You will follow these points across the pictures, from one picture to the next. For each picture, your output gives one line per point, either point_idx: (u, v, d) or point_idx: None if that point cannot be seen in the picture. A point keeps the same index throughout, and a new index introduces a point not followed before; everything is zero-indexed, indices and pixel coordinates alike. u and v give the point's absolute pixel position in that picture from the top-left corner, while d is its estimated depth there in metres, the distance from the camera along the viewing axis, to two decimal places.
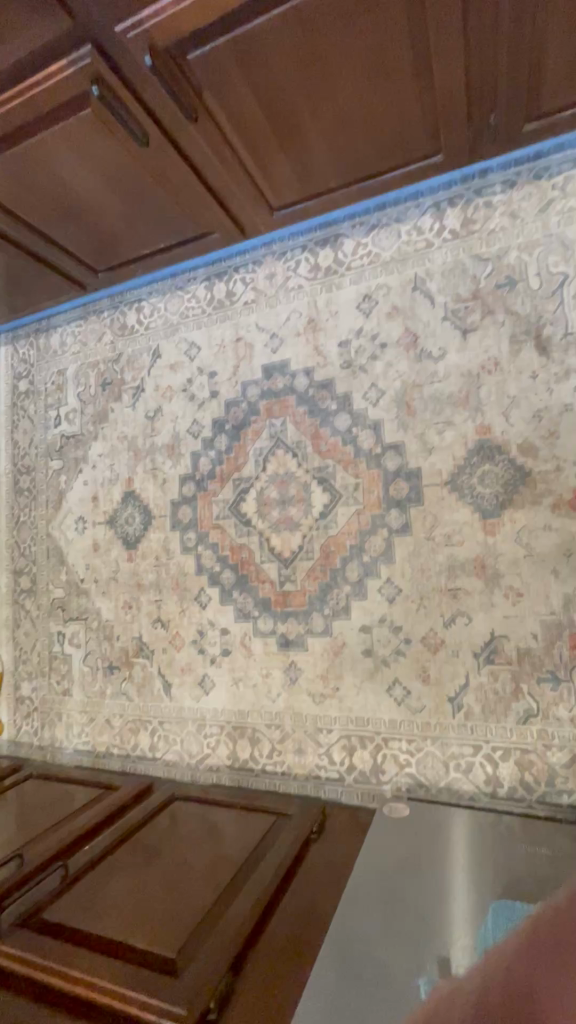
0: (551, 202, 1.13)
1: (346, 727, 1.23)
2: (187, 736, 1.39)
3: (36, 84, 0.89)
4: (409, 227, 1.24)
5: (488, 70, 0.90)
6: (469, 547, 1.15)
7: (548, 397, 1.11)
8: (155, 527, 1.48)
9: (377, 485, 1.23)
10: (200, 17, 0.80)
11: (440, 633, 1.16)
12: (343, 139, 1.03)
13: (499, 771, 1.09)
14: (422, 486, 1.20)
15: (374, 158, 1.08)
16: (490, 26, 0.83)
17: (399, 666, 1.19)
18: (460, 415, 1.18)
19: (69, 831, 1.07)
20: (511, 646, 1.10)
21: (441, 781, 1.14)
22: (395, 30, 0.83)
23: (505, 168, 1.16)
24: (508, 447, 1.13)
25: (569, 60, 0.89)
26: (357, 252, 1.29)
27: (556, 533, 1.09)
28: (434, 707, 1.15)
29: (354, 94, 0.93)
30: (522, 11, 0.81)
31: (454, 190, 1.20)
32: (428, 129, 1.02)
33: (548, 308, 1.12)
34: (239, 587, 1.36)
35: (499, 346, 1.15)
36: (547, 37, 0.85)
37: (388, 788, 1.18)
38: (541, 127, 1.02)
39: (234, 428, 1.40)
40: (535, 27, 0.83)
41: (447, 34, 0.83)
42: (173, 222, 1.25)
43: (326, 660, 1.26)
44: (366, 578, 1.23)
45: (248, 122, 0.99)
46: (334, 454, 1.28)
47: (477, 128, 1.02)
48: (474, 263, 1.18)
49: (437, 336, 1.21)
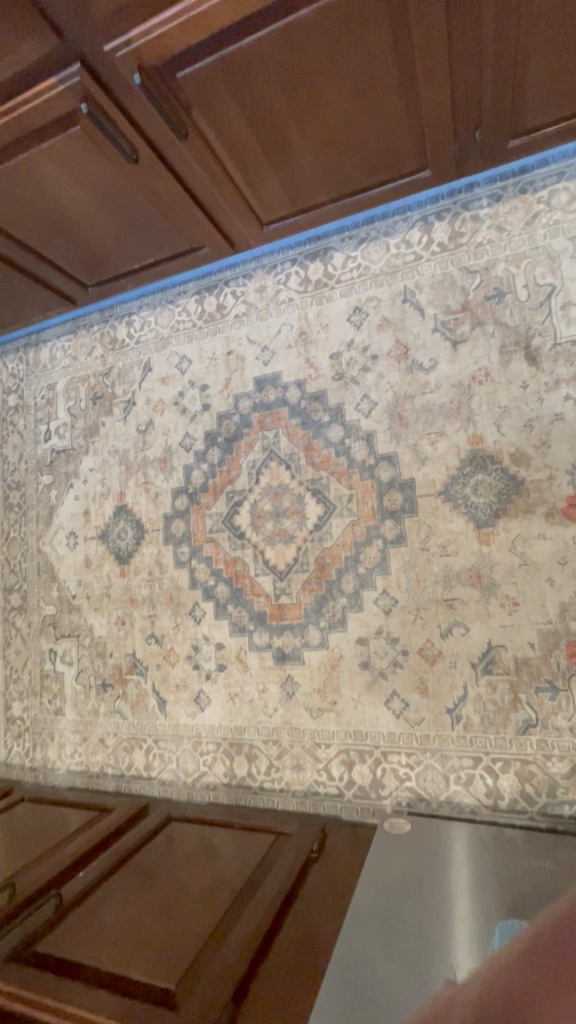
0: (537, 215, 1.14)
1: (345, 741, 1.21)
2: (183, 754, 1.37)
3: (24, 102, 0.89)
4: (398, 240, 1.26)
5: (473, 89, 0.92)
6: (465, 557, 1.15)
7: (539, 407, 1.11)
8: (147, 541, 1.46)
9: (371, 496, 1.23)
10: (189, 36, 0.81)
11: (437, 644, 1.15)
12: (332, 155, 1.04)
13: (500, 783, 1.08)
14: (416, 497, 1.20)
15: (362, 174, 1.09)
16: (473, 47, 0.84)
17: (397, 678, 1.18)
18: (452, 426, 1.18)
19: (63, 857, 1.04)
20: (508, 656, 1.10)
21: (441, 795, 1.12)
22: (382, 51, 0.84)
23: (491, 182, 1.18)
24: (501, 457, 1.14)
25: (551, 80, 0.91)
26: (347, 265, 1.30)
27: (550, 541, 1.09)
28: (432, 720, 1.14)
29: (342, 112, 0.95)
30: (506, 32, 0.82)
31: (441, 204, 1.22)
32: (415, 146, 1.03)
33: (537, 319, 1.13)
34: (234, 601, 1.35)
35: (489, 357, 1.16)
36: (530, 56, 0.87)
37: (388, 803, 1.16)
38: (525, 143, 1.04)
39: (227, 440, 1.39)
40: (519, 48, 0.85)
41: (433, 53, 0.84)
42: (163, 238, 1.25)
43: (323, 674, 1.25)
44: (362, 590, 1.23)
45: (238, 140, 0.99)
46: (327, 466, 1.28)
47: (463, 144, 1.03)
48: (463, 276, 1.20)
49: (428, 348, 1.21)
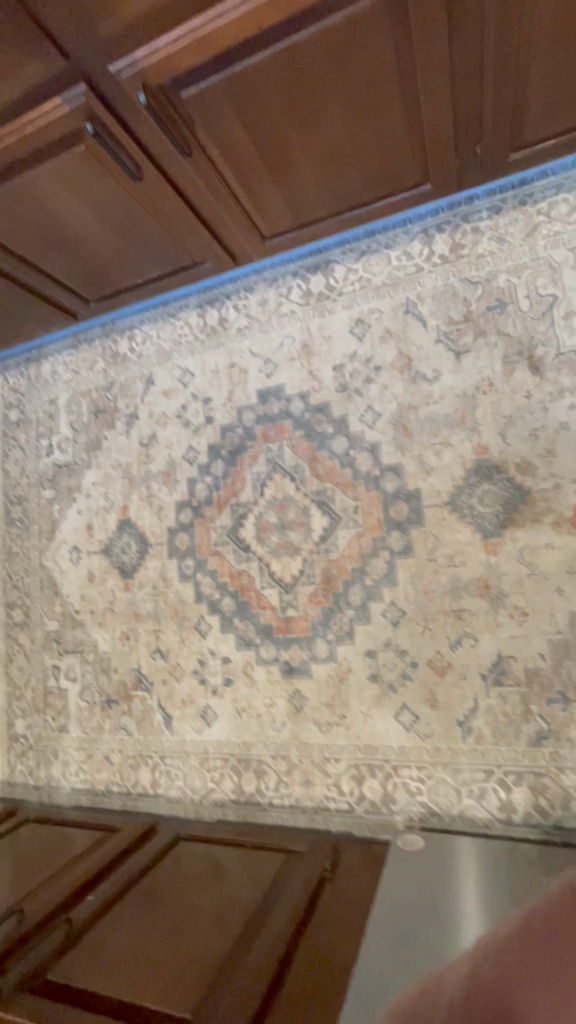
0: (537, 227, 1.15)
1: (355, 755, 1.20)
2: (190, 771, 1.35)
3: (30, 122, 0.90)
4: (399, 253, 1.27)
5: (474, 105, 0.93)
6: (473, 568, 1.14)
7: (543, 416, 1.12)
8: (151, 555, 1.46)
9: (377, 507, 1.23)
10: (194, 56, 0.82)
11: (446, 655, 1.14)
12: (334, 171, 1.05)
13: (513, 796, 1.07)
14: (422, 507, 1.19)
15: (364, 188, 1.10)
16: (475, 62, 0.86)
17: (407, 690, 1.17)
18: (457, 436, 1.18)
19: (72, 880, 1.02)
20: (518, 667, 1.09)
21: (454, 809, 1.11)
22: (385, 68, 0.85)
23: (491, 194, 1.19)
24: (507, 466, 1.14)
25: (552, 95, 0.92)
26: (348, 277, 1.31)
27: (558, 550, 1.08)
28: (443, 733, 1.13)
29: (344, 128, 0.96)
30: (506, 49, 0.84)
31: (442, 216, 1.23)
32: (416, 161, 1.04)
33: (539, 329, 1.14)
34: (240, 615, 1.34)
35: (493, 367, 1.16)
36: (531, 72, 0.88)
37: (400, 818, 1.15)
38: (525, 156, 1.05)
39: (231, 453, 1.39)
40: (520, 63, 0.86)
41: (435, 70, 0.85)
42: (166, 252, 1.26)
43: (331, 687, 1.23)
44: (369, 602, 1.22)
45: (240, 157, 1.00)
46: (332, 478, 1.28)
47: (464, 158, 1.04)
48: (465, 287, 1.20)
49: (431, 359, 1.22)
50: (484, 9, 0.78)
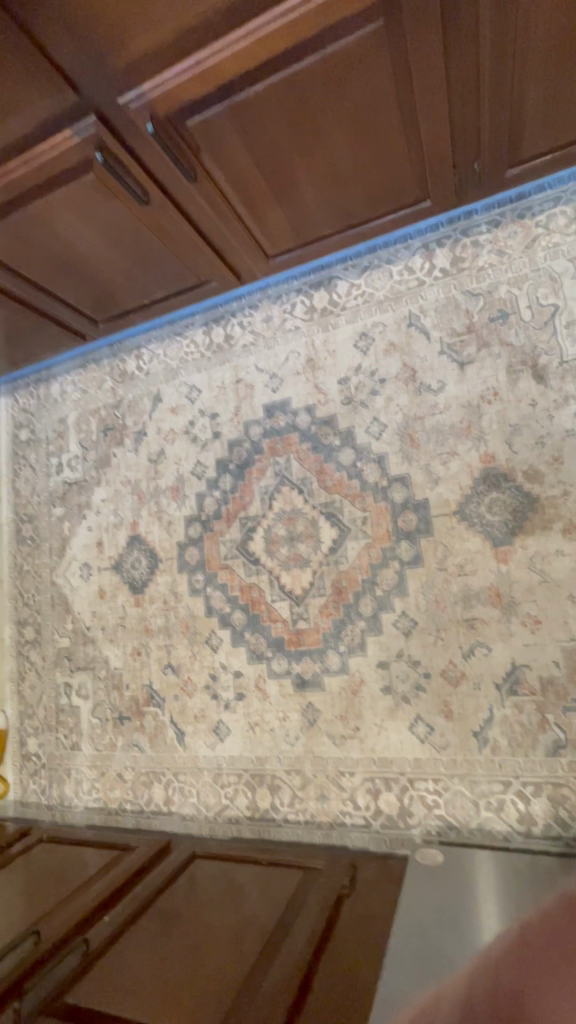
0: (536, 239, 1.17)
1: (369, 768, 1.19)
2: (203, 787, 1.34)
3: (41, 152, 0.93)
4: (401, 267, 1.29)
5: (471, 124, 0.96)
6: (483, 577, 1.14)
7: (549, 423, 1.12)
8: (161, 570, 1.46)
9: (386, 518, 1.23)
10: (198, 86, 0.85)
11: (460, 666, 1.14)
12: (336, 191, 1.07)
13: (532, 807, 1.06)
14: (431, 517, 1.20)
15: (364, 206, 1.12)
16: (471, 82, 0.88)
17: (421, 702, 1.16)
18: (464, 445, 1.19)
19: (87, 901, 1.01)
20: (533, 676, 1.08)
21: (472, 822, 1.09)
22: (383, 93, 0.88)
23: (489, 209, 1.21)
24: (514, 475, 1.14)
25: (547, 112, 0.94)
26: (351, 292, 1.33)
27: (569, 557, 1.08)
28: (459, 744, 1.12)
29: (345, 150, 0.98)
30: (502, 69, 0.86)
31: (442, 231, 1.25)
32: (416, 179, 1.07)
33: (542, 339, 1.15)
34: (251, 628, 1.34)
35: (497, 376, 1.18)
36: (526, 91, 0.90)
37: (417, 832, 1.13)
38: (522, 171, 1.07)
39: (238, 467, 1.40)
40: (515, 82, 0.89)
41: (433, 92, 0.88)
42: (172, 273, 1.28)
43: (344, 700, 1.23)
44: (380, 612, 1.22)
45: (245, 180, 1.03)
46: (340, 489, 1.29)
47: (462, 175, 1.07)
48: (466, 299, 1.22)
49: (435, 370, 1.23)
50: (479, 33, 0.81)
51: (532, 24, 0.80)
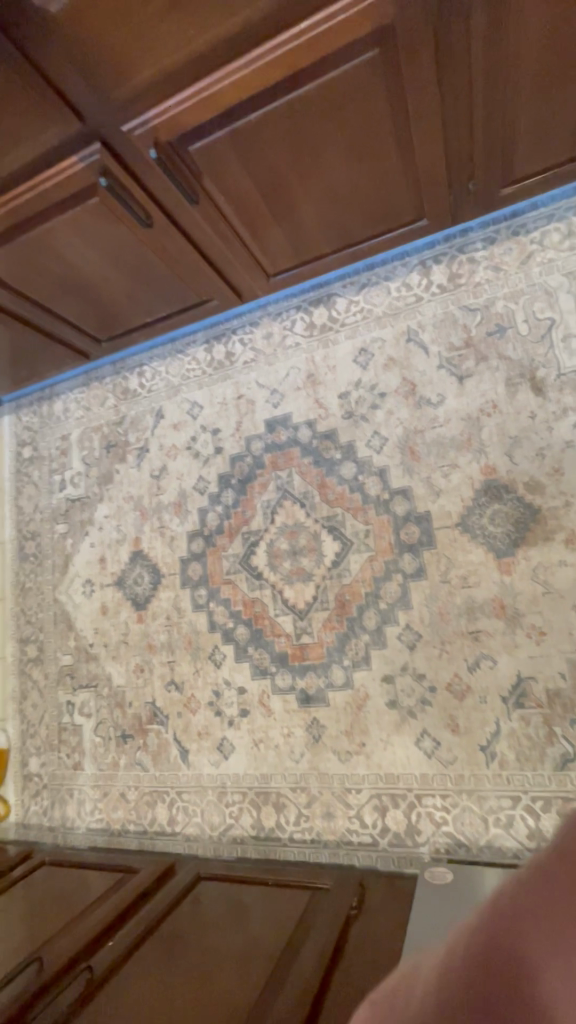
0: (531, 255, 1.20)
1: (376, 785, 1.17)
2: (208, 806, 1.32)
3: (48, 179, 0.96)
4: (398, 284, 1.31)
5: (465, 146, 0.98)
6: (487, 589, 1.14)
7: (549, 435, 1.13)
8: (164, 586, 1.46)
9: (388, 531, 1.24)
10: (201, 115, 0.88)
11: (465, 679, 1.13)
12: (334, 212, 1.10)
13: (542, 823, 1.04)
14: (434, 529, 1.20)
15: (362, 226, 1.15)
16: (464, 106, 0.91)
17: (427, 716, 1.15)
18: (464, 458, 1.20)
19: (91, 925, 0.99)
20: (539, 688, 1.07)
21: (481, 839, 1.08)
22: (379, 119, 0.91)
23: (484, 226, 1.24)
24: (515, 486, 1.15)
25: (539, 131, 0.97)
26: (350, 309, 1.35)
27: (572, 568, 1.08)
28: (466, 759, 1.11)
29: (342, 174, 1.01)
30: (494, 93, 0.89)
31: (438, 248, 1.28)
32: (412, 199, 1.09)
33: (540, 352, 1.17)
34: (254, 643, 1.33)
35: (496, 389, 1.19)
36: (517, 113, 0.93)
37: (426, 850, 1.11)
38: (515, 190, 1.10)
39: (240, 482, 1.41)
40: (507, 105, 0.91)
41: (427, 115, 0.91)
42: (174, 293, 1.31)
43: (349, 715, 1.22)
44: (384, 626, 1.21)
45: (246, 203, 1.06)
46: (342, 503, 1.29)
47: (457, 193, 1.09)
48: (464, 314, 1.24)
49: (434, 384, 1.24)
50: (471, 58, 0.83)
51: (522, 51, 0.83)
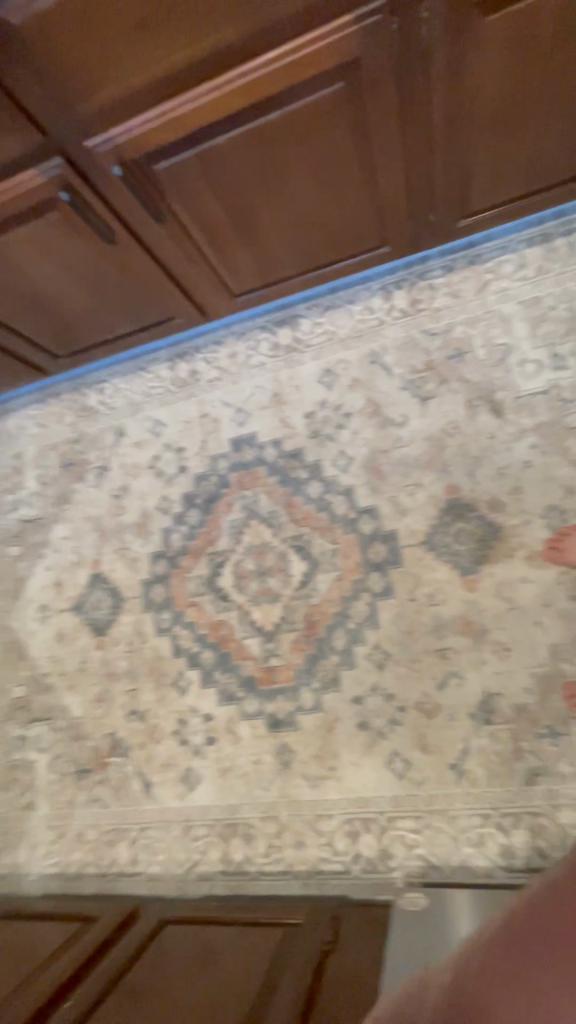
0: (487, 284, 1.25)
1: (348, 809, 1.15)
2: (173, 842, 1.26)
3: (5, 190, 0.92)
4: (362, 307, 1.34)
5: (425, 178, 1.02)
6: (453, 606, 1.15)
7: (507, 455, 1.17)
8: (126, 611, 1.40)
9: (355, 550, 1.24)
10: (166, 134, 0.87)
11: (434, 697, 1.13)
12: (299, 235, 1.11)
13: (512, 840, 1.04)
14: (400, 548, 1.21)
15: (326, 250, 1.17)
16: (424, 141, 0.95)
17: (397, 736, 1.14)
18: (428, 477, 1.22)
19: (47, 986, 0.91)
20: (506, 703, 1.09)
21: (453, 860, 1.07)
22: (344, 149, 0.93)
23: (443, 255, 1.29)
24: (477, 505, 1.18)
25: (494, 170, 1.02)
26: (314, 330, 1.37)
27: (533, 584, 1.11)
28: (437, 778, 1.11)
29: (307, 199, 1.03)
30: (452, 131, 0.93)
31: (399, 274, 1.31)
32: (375, 228, 1.12)
33: (497, 376, 1.21)
34: (221, 667, 1.30)
35: (457, 410, 1.22)
36: (474, 151, 0.97)
37: (399, 874, 1.09)
38: (472, 223, 1.15)
39: (206, 502, 1.38)
40: (464, 143, 0.96)
41: (389, 146, 0.94)
42: (137, 310, 1.28)
43: (319, 738, 1.20)
44: (353, 646, 1.21)
45: (211, 222, 1.05)
46: (309, 522, 1.29)
47: (418, 223, 1.13)
48: (425, 338, 1.28)
49: (398, 404, 1.27)
50: (430, 95, 0.87)
51: (478, 93, 0.87)
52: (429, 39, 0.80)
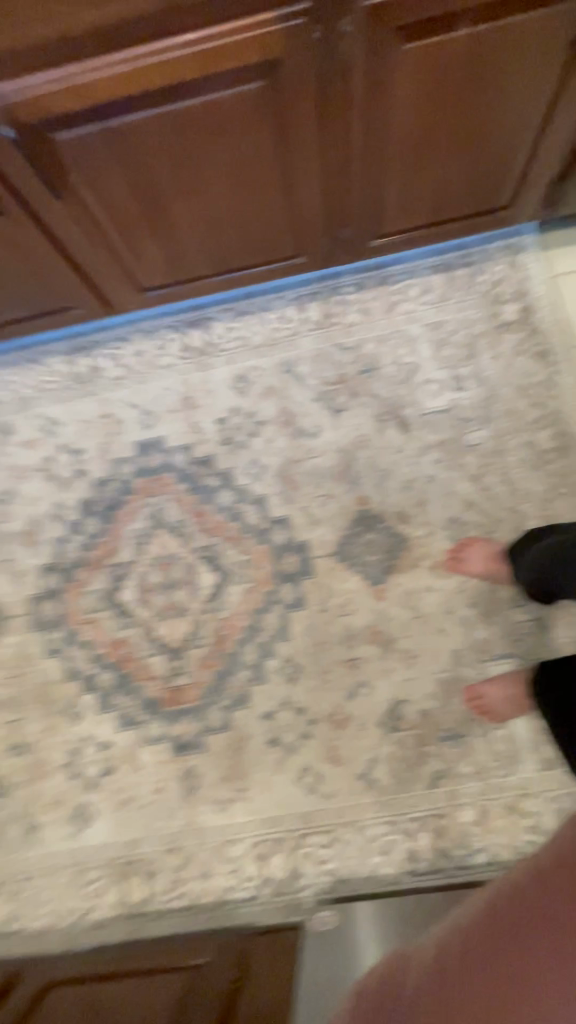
0: (395, 304, 1.30)
1: (257, 831, 1.11)
2: (61, 891, 1.12)
3: None
4: (276, 316, 1.33)
5: (342, 193, 1.03)
6: (363, 616, 1.17)
7: (414, 469, 1.22)
8: (9, 631, 1.24)
9: (267, 560, 1.21)
10: (71, 102, 0.79)
11: (345, 707, 1.13)
12: (215, 235, 1.07)
13: (418, 843, 1.07)
14: (312, 559, 1.20)
15: (242, 254, 1.14)
16: (342, 157, 0.96)
17: (308, 750, 1.13)
18: (340, 488, 1.23)
19: None
20: (412, 709, 1.12)
21: (363, 871, 1.07)
22: (264, 150, 0.91)
23: (355, 272, 1.32)
24: (386, 516, 1.21)
25: (405, 194, 1.06)
26: (228, 335, 1.33)
27: (436, 592, 1.16)
28: (346, 789, 1.10)
29: (225, 198, 0.99)
30: (369, 150, 0.95)
31: (313, 286, 1.33)
32: (292, 236, 1.11)
33: (405, 392, 1.26)
34: (122, 690, 1.19)
35: (368, 423, 1.25)
36: (388, 173, 1.01)
37: (309, 893, 1.07)
38: (384, 244, 1.19)
39: (107, 509, 1.27)
40: (380, 164, 0.99)
41: (308, 154, 0.94)
42: (30, 294, 1.15)
43: (228, 759, 1.14)
44: (264, 659, 1.17)
45: (120, 208, 0.98)
46: (220, 532, 1.24)
47: (334, 238, 1.15)
48: (338, 351, 1.30)
49: (311, 415, 1.27)
50: (349, 110, 0.88)
51: (393, 117, 0.90)
52: (350, 56, 0.81)
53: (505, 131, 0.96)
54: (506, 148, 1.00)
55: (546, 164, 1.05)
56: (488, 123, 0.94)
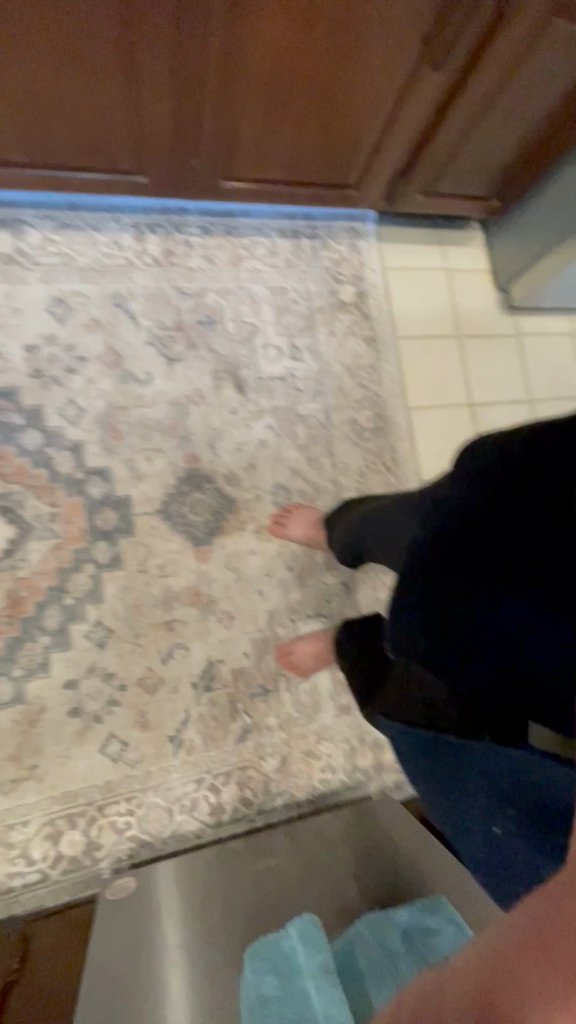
0: (241, 258, 1.26)
1: (50, 809, 1.01)
2: None
3: None
4: (107, 238, 1.17)
5: (191, 118, 0.95)
6: (184, 578, 1.13)
7: (246, 432, 1.21)
8: None
9: (80, 515, 1.09)
10: None
11: (158, 670, 1.09)
12: (34, 110, 0.90)
13: (222, 796, 1.09)
14: (133, 516, 1.12)
15: (69, 148, 0.98)
16: (193, 79, 0.88)
17: (114, 718, 1.06)
18: (169, 444, 1.16)
19: None
20: (226, 668, 1.13)
21: (165, 832, 1.06)
22: (100, 28, 0.79)
23: (201, 213, 1.24)
24: (215, 477, 1.18)
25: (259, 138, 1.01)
26: (45, 246, 1.13)
27: (258, 555, 1.18)
28: (154, 754, 1.07)
29: (48, 67, 0.84)
30: (224, 80, 0.89)
31: (154, 216, 1.21)
32: (133, 146, 0.99)
33: (244, 353, 1.23)
34: None
35: (203, 379, 1.20)
36: (243, 110, 0.95)
37: (106, 865, 1.02)
38: (233, 191, 1.13)
39: None
40: (234, 99, 0.93)
41: (155, 56, 0.83)
42: None
43: (18, 735, 1.01)
44: (70, 624, 1.06)
45: None
46: (22, 479, 1.06)
47: (179, 167, 1.05)
48: (176, 295, 1.20)
49: (142, 360, 1.16)
50: (209, 32, 0.81)
51: (250, 56, 0.85)
52: None
53: (361, 106, 0.98)
54: (361, 123, 1.01)
55: (392, 156, 1.10)
56: (347, 91, 0.94)
